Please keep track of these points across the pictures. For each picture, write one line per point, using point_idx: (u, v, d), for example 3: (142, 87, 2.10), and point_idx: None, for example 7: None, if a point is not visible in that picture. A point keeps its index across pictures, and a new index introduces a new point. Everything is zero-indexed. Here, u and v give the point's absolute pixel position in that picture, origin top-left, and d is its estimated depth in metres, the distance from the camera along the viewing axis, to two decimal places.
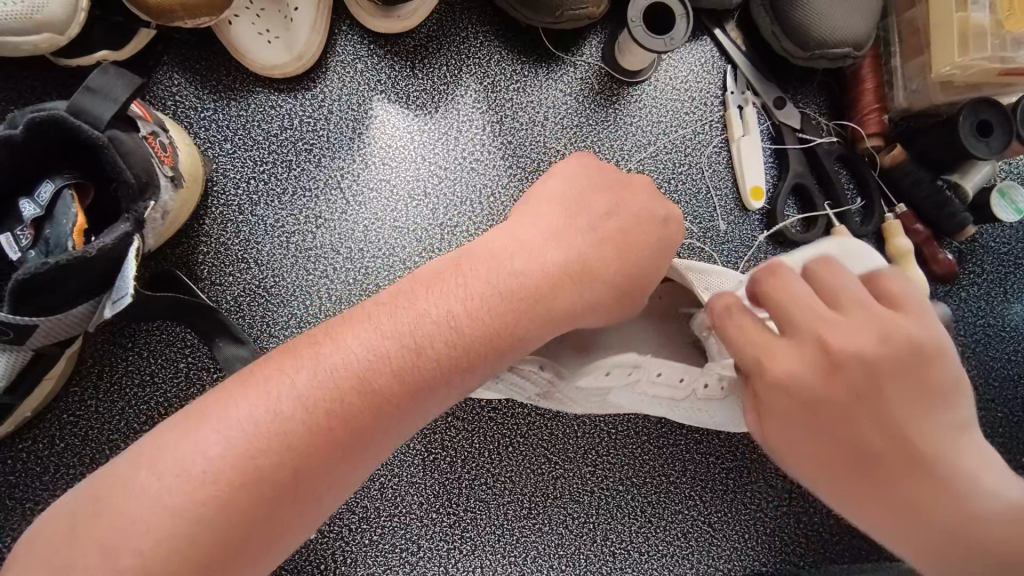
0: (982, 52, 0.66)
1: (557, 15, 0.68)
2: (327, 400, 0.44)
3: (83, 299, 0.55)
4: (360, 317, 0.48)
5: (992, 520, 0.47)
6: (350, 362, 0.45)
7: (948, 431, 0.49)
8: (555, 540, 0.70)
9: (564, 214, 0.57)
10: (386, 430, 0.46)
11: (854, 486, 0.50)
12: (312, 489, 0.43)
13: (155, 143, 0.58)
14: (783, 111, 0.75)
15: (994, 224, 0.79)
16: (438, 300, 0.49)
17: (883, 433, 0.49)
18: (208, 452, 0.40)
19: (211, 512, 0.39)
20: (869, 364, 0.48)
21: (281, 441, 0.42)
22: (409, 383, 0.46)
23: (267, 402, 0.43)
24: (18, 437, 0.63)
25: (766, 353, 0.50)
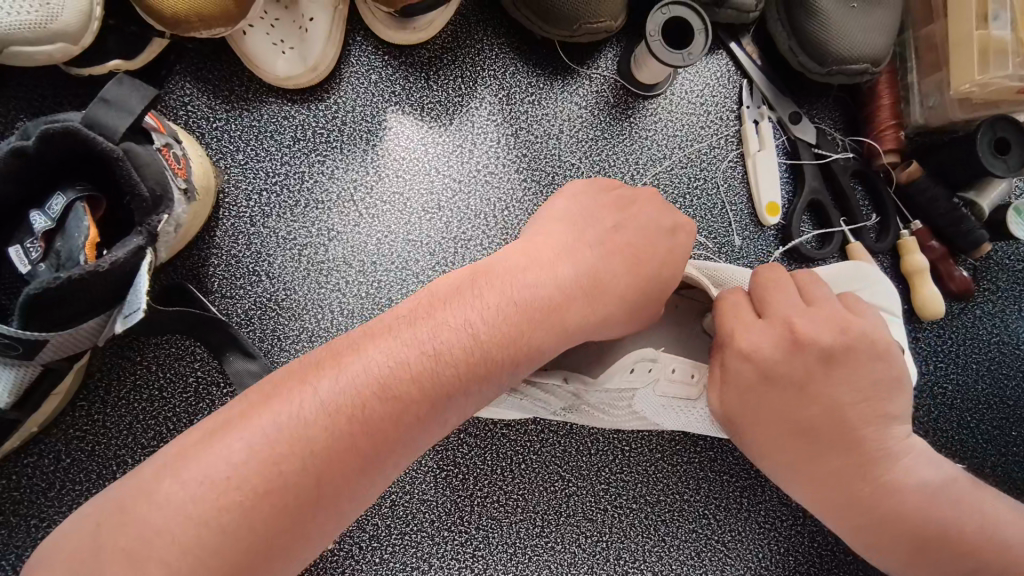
0: (1001, 70, 0.65)
1: (574, 28, 0.68)
2: (346, 411, 0.43)
3: (94, 314, 0.54)
4: (383, 330, 0.47)
5: (906, 492, 0.55)
6: (371, 377, 0.44)
7: (882, 419, 0.56)
8: (567, 559, 0.69)
9: (579, 233, 0.57)
10: (409, 439, 0.45)
11: (795, 460, 0.57)
12: (330, 500, 0.42)
13: (169, 155, 0.57)
14: (798, 126, 0.74)
15: (1010, 241, 0.78)
16: (462, 311, 0.49)
17: (832, 416, 0.55)
18: (231, 458, 0.40)
19: (236, 518, 0.39)
20: (827, 350, 0.55)
21: (301, 445, 0.41)
22: (428, 391, 0.45)
23: (294, 409, 0.42)
24: (23, 452, 0.62)
25: (741, 328, 0.57)
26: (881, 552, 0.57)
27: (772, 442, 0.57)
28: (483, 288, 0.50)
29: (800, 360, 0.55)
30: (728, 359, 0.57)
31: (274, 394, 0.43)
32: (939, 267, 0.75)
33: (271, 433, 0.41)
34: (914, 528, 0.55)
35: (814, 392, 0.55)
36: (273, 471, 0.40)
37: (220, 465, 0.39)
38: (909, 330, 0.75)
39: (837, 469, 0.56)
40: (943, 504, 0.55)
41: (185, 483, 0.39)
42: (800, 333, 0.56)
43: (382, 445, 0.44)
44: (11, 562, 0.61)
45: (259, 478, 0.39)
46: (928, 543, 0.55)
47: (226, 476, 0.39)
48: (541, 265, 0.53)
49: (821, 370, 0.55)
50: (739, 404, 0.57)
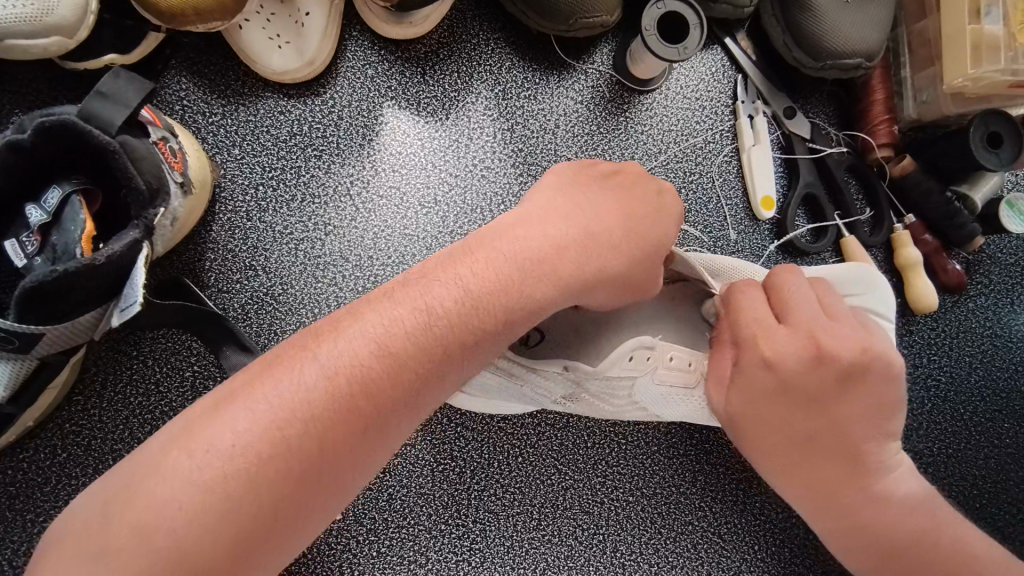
0: (994, 64, 0.66)
1: (570, 22, 0.68)
2: (345, 371, 0.42)
3: (90, 307, 0.54)
4: (377, 296, 0.46)
5: (886, 505, 0.58)
6: (373, 338, 0.44)
7: (880, 438, 0.57)
8: (565, 551, 0.69)
9: (565, 194, 0.55)
10: (410, 408, 0.45)
11: (788, 466, 0.58)
12: (337, 467, 0.42)
13: (166, 148, 0.57)
14: (792, 120, 0.75)
15: (1001, 235, 0.79)
16: (463, 273, 0.48)
17: (835, 430, 0.56)
18: (236, 431, 0.39)
19: (240, 487, 0.38)
20: (850, 367, 0.54)
21: (308, 412, 0.41)
22: (432, 354, 0.45)
23: (291, 379, 0.41)
24: (19, 447, 0.62)
25: (764, 333, 0.55)
26: (851, 556, 0.61)
27: (772, 452, 0.58)
28: (474, 253, 0.49)
29: (819, 374, 0.54)
30: (747, 363, 0.56)
31: (269, 369, 0.42)
32: (932, 260, 0.76)
33: (270, 411, 0.40)
34: (887, 542, 0.58)
35: (823, 406, 0.55)
36: (277, 438, 0.39)
37: (222, 436, 0.39)
38: (903, 323, 0.76)
39: (825, 478, 0.58)
40: (920, 517, 0.59)
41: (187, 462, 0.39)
42: (824, 348, 0.54)
43: (385, 407, 0.43)
44: (7, 558, 0.61)
45: (262, 443, 0.39)
46: (898, 552, 0.58)
47: (230, 447, 0.39)
48: (529, 232, 0.52)
49: (836, 386, 0.55)
50: (745, 411, 0.57)
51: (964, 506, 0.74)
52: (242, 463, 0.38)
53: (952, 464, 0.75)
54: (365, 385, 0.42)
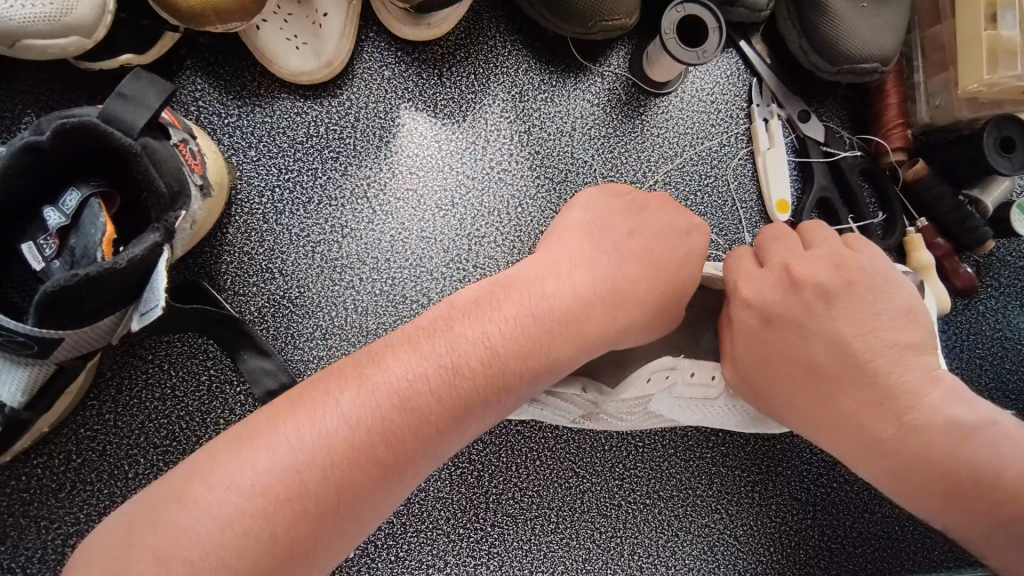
0: (1010, 70, 0.66)
1: (589, 25, 0.67)
2: (366, 422, 0.42)
3: (110, 311, 0.54)
4: (399, 343, 0.47)
5: (926, 425, 0.53)
6: (397, 390, 0.44)
7: (896, 351, 0.55)
8: (582, 555, 0.69)
9: (594, 241, 0.57)
10: (424, 456, 0.45)
11: (809, 407, 0.56)
12: (351, 509, 0.42)
13: (186, 151, 0.56)
14: (807, 124, 0.75)
15: (1011, 239, 0.79)
16: (480, 326, 0.48)
17: (841, 349, 0.55)
18: (258, 466, 0.40)
19: (262, 526, 0.38)
20: (825, 288, 0.55)
21: (324, 456, 0.41)
22: (450, 407, 0.45)
23: (314, 420, 0.42)
24: (33, 452, 0.61)
25: (743, 277, 0.58)
26: (913, 500, 0.55)
27: (788, 394, 0.56)
28: (501, 304, 0.50)
29: (798, 298, 0.55)
30: (733, 310, 0.58)
31: (302, 400, 0.43)
32: (944, 264, 0.76)
33: (304, 443, 0.41)
34: (943, 471, 0.52)
35: (816, 327, 0.55)
36: (297, 478, 0.40)
37: (246, 472, 0.39)
38: None
39: (855, 417, 0.54)
40: (968, 438, 0.52)
41: (213, 485, 0.39)
42: (797, 275, 0.56)
43: (400, 453, 0.43)
44: (21, 564, 0.60)
45: (282, 485, 0.39)
46: (952, 488, 0.52)
47: (251, 483, 0.39)
48: (555, 281, 0.53)
49: (822, 306, 0.55)
50: (750, 356, 0.57)
51: None
52: (270, 495, 0.39)
53: None
54: (384, 435, 0.43)
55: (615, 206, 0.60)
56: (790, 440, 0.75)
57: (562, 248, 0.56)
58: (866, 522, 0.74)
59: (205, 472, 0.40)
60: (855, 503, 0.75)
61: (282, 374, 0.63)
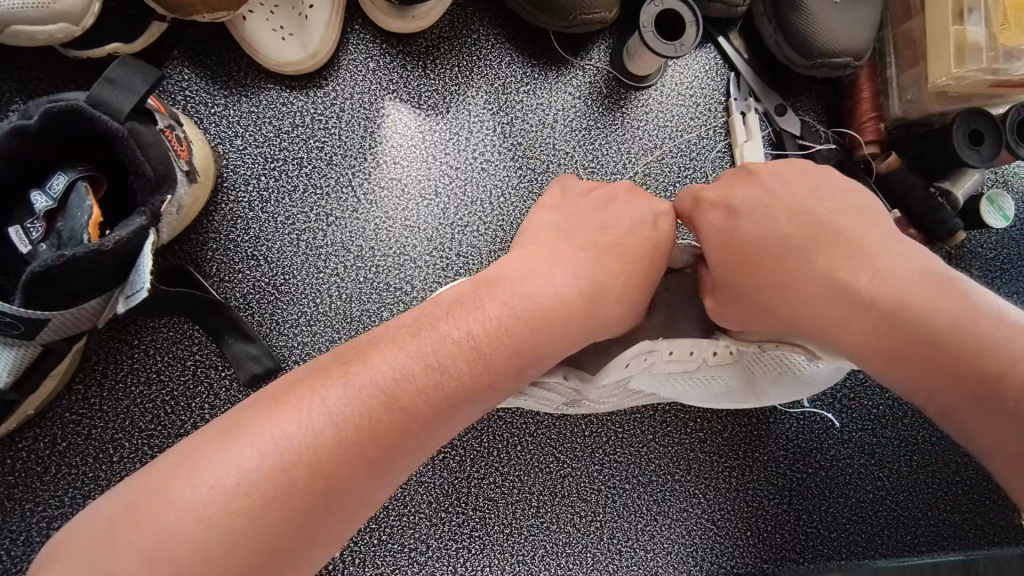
0: (977, 63, 0.68)
1: (570, 18, 0.69)
2: (355, 419, 0.43)
3: (95, 294, 0.55)
4: (386, 342, 0.48)
5: (898, 275, 0.52)
6: (378, 385, 0.45)
7: (860, 219, 0.55)
8: (563, 539, 0.71)
9: (568, 242, 0.57)
10: (412, 450, 0.46)
11: (778, 279, 0.55)
12: (342, 503, 0.43)
13: (173, 136, 0.57)
14: (783, 118, 0.77)
15: (982, 231, 0.82)
16: (461, 326, 0.49)
17: (807, 219, 0.55)
18: (242, 464, 0.40)
19: (247, 524, 0.39)
20: (784, 175, 0.59)
21: (307, 456, 0.42)
22: (431, 404, 0.46)
23: (300, 418, 0.42)
24: (18, 436, 0.62)
25: (703, 185, 0.61)
26: (895, 366, 0.51)
27: (759, 270, 0.56)
28: (485, 301, 0.51)
29: (761, 186, 0.59)
30: (699, 213, 0.61)
31: (287, 396, 0.44)
32: None
33: (281, 445, 0.41)
34: (922, 322, 0.50)
35: (780, 204, 0.57)
36: (283, 477, 0.41)
37: (230, 471, 0.40)
38: None
39: (834, 279, 0.53)
40: (940, 288, 0.50)
41: (197, 486, 0.39)
42: (755, 170, 0.60)
43: (383, 447, 0.44)
44: (4, 546, 0.60)
45: (266, 482, 0.40)
46: (932, 336, 0.49)
47: (235, 481, 0.40)
48: (533, 275, 0.54)
49: (783, 190, 0.58)
50: (725, 253, 0.58)
51: (942, 491, 0.78)
52: (254, 493, 0.40)
53: (935, 451, 0.79)
54: (363, 430, 0.43)
55: (583, 200, 0.62)
56: (766, 426, 0.76)
57: (536, 246, 0.57)
58: (840, 506, 0.76)
59: (189, 471, 0.40)
60: (830, 488, 0.76)
61: (267, 359, 0.65)
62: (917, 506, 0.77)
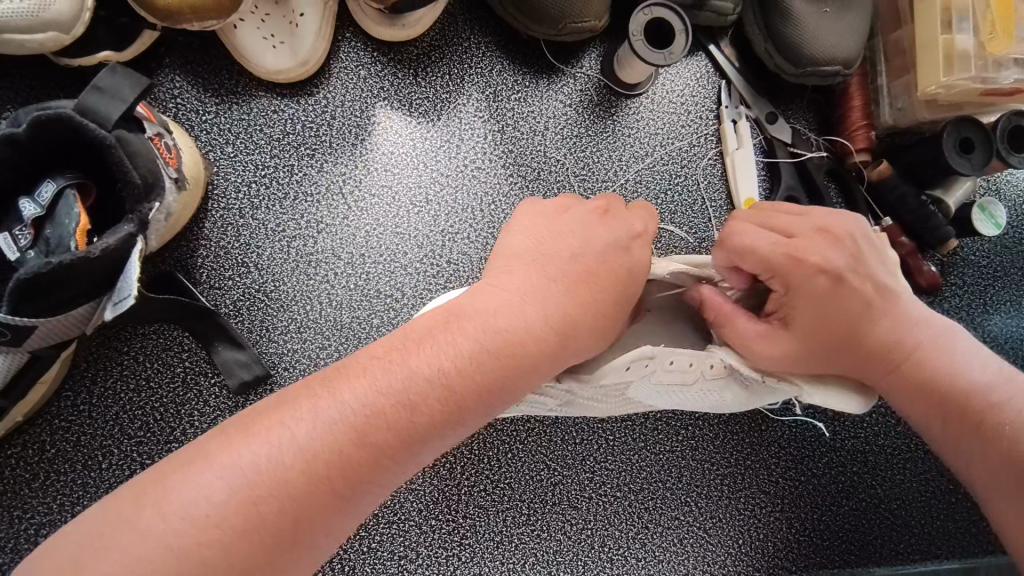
0: (965, 72, 0.68)
1: (560, 27, 0.69)
2: (325, 454, 0.40)
3: (84, 300, 0.55)
4: (355, 370, 0.44)
5: (925, 335, 0.57)
6: (346, 419, 0.42)
7: (894, 279, 0.59)
8: (554, 547, 0.70)
9: (541, 269, 0.54)
10: (380, 482, 0.43)
11: (842, 334, 0.56)
12: (307, 536, 0.40)
13: (161, 144, 0.58)
14: (775, 125, 0.77)
15: (974, 238, 0.82)
16: (431, 359, 0.46)
17: (870, 283, 0.56)
18: (212, 497, 0.37)
19: (216, 554, 0.36)
20: (854, 240, 0.58)
21: (280, 487, 0.39)
22: (403, 438, 0.43)
23: (270, 449, 0.39)
24: (7, 442, 0.62)
25: (793, 243, 0.56)
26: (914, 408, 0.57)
27: (829, 328, 0.55)
28: (461, 324, 0.48)
29: (844, 250, 0.57)
30: (796, 273, 0.55)
31: (256, 422, 0.41)
32: (909, 262, 0.77)
33: (251, 473, 0.38)
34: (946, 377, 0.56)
35: (859, 270, 0.56)
36: (252, 512, 0.38)
37: (200, 500, 0.37)
38: None
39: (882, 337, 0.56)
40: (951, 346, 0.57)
41: (167, 515, 0.36)
42: (833, 230, 0.58)
43: (353, 479, 0.41)
44: None
45: (236, 515, 0.37)
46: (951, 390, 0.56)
47: (205, 509, 0.37)
48: (506, 304, 0.51)
49: (858, 255, 0.57)
50: (805, 309, 0.56)
51: (935, 498, 0.78)
52: (227, 520, 0.37)
53: (929, 459, 0.79)
54: (330, 460, 0.40)
55: (556, 222, 0.58)
56: (759, 434, 0.76)
57: (510, 275, 0.54)
58: (833, 514, 0.76)
59: (157, 497, 0.37)
60: (823, 497, 0.76)
61: (256, 366, 0.65)
62: (911, 513, 0.77)
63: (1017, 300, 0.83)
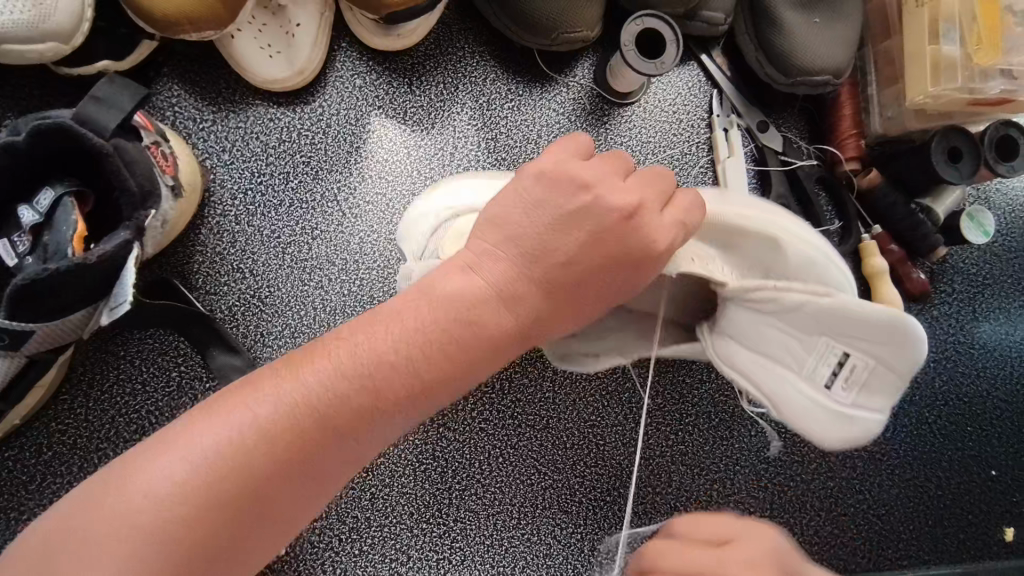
0: (952, 82, 0.69)
1: (552, 36, 0.71)
2: (281, 432, 0.43)
3: (80, 306, 0.56)
4: (317, 351, 0.46)
5: None
6: (303, 399, 0.44)
7: None
8: (544, 550, 0.71)
9: (531, 246, 0.50)
10: (345, 454, 0.46)
11: None
12: (272, 504, 0.44)
13: (158, 152, 0.59)
14: (765, 134, 0.78)
15: (963, 246, 0.82)
16: (382, 341, 0.46)
17: None
18: (173, 474, 0.41)
19: (180, 529, 0.40)
20: None
21: (235, 471, 0.42)
22: (360, 416, 0.45)
23: (227, 430, 0.42)
24: (4, 445, 0.63)
25: None
26: None
27: None
28: (429, 305, 0.48)
29: None
30: None
31: (219, 403, 0.44)
32: (898, 269, 0.78)
33: (208, 452, 0.41)
34: None
35: None
36: (212, 489, 0.41)
37: (162, 477, 0.40)
38: None
39: None
40: None
41: (132, 494, 0.40)
42: None
43: (313, 454, 0.44)
44: None
45: (195, 491, 0.40)
46: None
47: (167, 486, 0.40)
48: (480, 292, 0.49)
49: None
50: None
51: (924, 504, 0.78)
52: (188, 497, 0.40)
53: (918, 466, 0.79)
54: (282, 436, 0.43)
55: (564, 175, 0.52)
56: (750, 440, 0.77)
57: (499, 252, 0.50)
58: (822, 520, 0.76)
59: (125, 479, 0.41)
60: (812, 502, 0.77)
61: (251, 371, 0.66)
62: (899, 519, 0.78)
63: (1006, 308, 0.83)
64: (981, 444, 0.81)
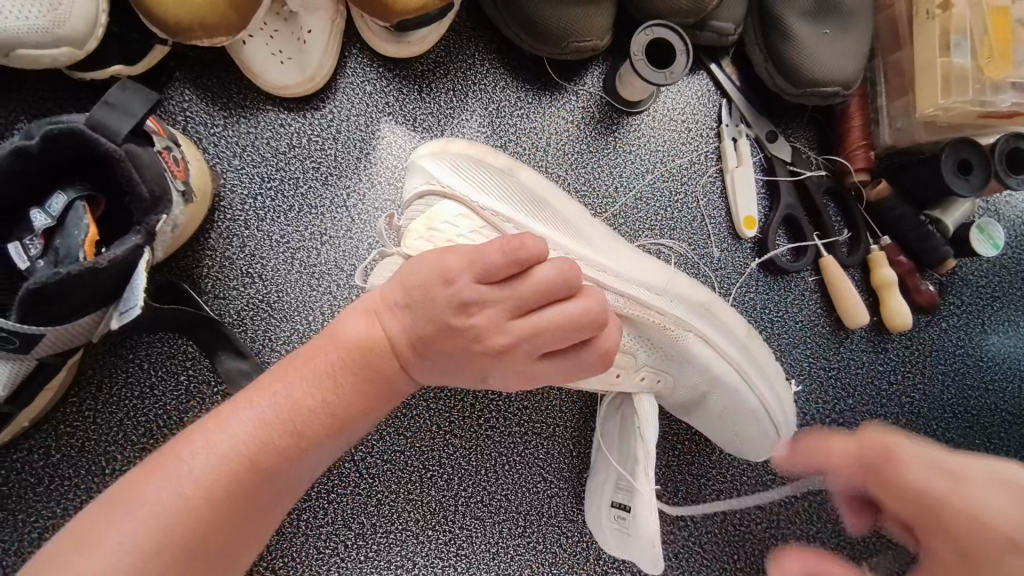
0: (963, 95, 0.69)
1: (562, 45, 0.71)
2: (220, 482, 0.44)
3: (90, 310, 0.56)
4: (242, 398, 0.47)
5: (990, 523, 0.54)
6: (235, 446, 0.45)
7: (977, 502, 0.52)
8: (549, 559, 0.71)
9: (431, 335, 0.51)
10: (284, 490, 0.47)
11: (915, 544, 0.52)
12: (218, 552, 0.45)
13: (169, 157, 0.59)
14: (774, 144, 0.78)
15: (973, 258, 0.82)
16: (312, 378, 0.48)
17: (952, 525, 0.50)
18: (120, 541, 0.41)
19: None
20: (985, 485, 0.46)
21: (197, 509, 0.43)
22: (294, 451, 0.47)
23: (169, 488, 0.43)
24: (13, 447, 0.63)
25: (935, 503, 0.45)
26: None
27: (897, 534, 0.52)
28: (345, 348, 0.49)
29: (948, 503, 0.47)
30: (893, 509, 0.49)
31: (154, 464, 0.45)
32: (906, 280, 0.78)
33: (153, 511, 0.42)
34: None
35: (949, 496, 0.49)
36: (163, 546, 0.42)
37: (112, 542, 0.41)
38: (879, 339, 0.79)
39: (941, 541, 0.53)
40: None
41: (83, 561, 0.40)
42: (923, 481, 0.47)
43: (255, 497, 0.45)
44: None
45: (145, 550, 0.41)
46: None
47: (115, 553, 0.41)
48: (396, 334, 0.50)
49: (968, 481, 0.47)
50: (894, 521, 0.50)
51: None
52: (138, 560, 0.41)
53: None
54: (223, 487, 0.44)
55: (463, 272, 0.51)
56: None
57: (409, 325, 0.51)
58: (829, 531, 0.76)
59: (73, 547, 0.41)
60: (819, 514, 0.76)
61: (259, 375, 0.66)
62: None
63: (1015, 321, 0.83)
64: (990, 457, 0.80)
